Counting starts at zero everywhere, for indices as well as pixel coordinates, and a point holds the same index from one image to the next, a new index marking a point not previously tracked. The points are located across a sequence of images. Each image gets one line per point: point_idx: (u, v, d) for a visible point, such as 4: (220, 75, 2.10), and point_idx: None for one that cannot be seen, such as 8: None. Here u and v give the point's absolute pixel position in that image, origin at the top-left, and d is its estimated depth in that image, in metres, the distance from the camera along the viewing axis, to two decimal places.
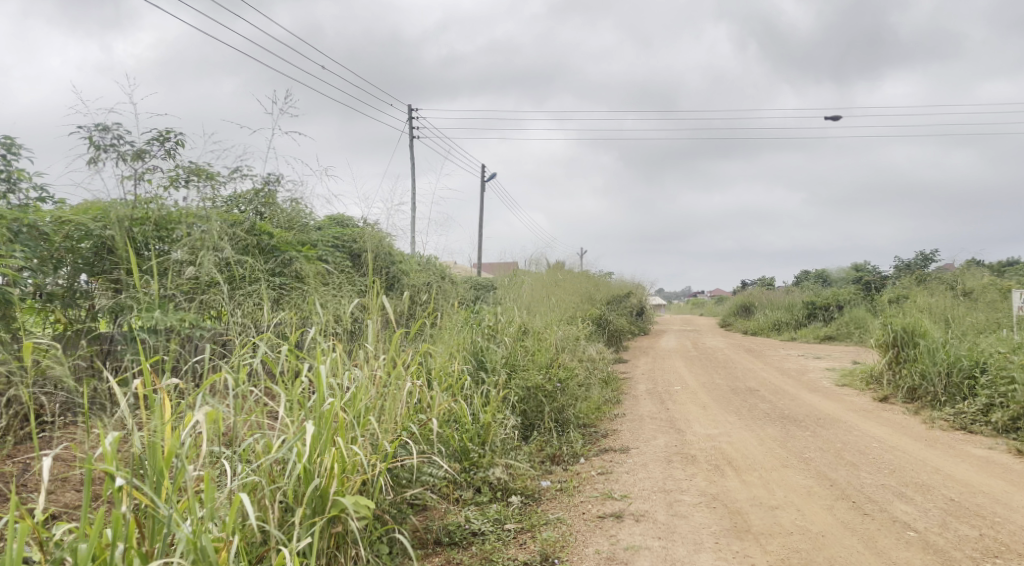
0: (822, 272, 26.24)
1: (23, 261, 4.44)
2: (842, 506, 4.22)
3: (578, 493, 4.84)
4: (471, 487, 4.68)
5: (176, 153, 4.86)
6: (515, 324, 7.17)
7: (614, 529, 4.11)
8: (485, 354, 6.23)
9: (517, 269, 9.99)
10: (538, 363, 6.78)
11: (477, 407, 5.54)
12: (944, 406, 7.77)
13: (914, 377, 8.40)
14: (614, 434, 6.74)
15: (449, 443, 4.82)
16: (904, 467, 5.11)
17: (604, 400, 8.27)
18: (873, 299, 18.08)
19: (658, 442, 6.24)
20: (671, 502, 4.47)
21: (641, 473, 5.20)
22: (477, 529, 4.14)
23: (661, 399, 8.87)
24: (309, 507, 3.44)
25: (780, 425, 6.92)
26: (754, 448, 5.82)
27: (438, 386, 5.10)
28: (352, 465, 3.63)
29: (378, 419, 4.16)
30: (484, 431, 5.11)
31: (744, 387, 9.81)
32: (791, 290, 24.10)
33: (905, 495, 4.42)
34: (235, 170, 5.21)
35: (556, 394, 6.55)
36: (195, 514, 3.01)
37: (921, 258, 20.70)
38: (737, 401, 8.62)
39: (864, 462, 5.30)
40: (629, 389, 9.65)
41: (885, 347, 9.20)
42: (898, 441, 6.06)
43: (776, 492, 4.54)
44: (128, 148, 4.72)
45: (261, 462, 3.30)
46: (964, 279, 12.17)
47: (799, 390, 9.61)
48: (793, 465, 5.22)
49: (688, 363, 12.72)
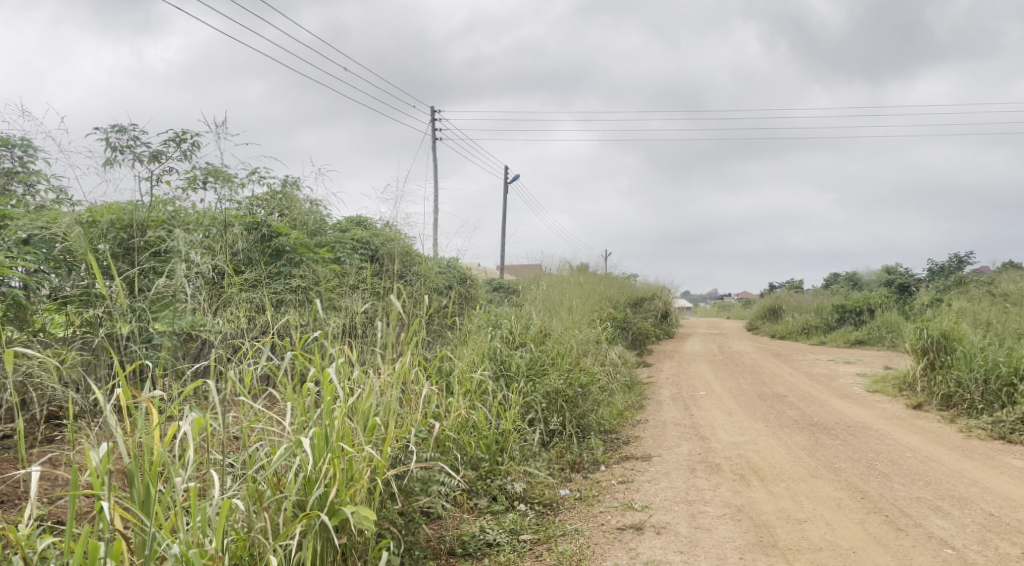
0: (852, 275, 25.74)
1: (34, 262, 4.43)
2: (875, 520, 4.03)
3: (598, 503, 4.70)
4: (487, 495, 4.56)
5: (193, 154, 4.81)
6: (536, 328, 7.04)
7: (634, 542, 3.97)
8: (507, 360, 6.09)
9: (540, 271, 9.86)
10: (559, 367, 6.64)
11: (496, 413, 5.42)
12: (981, 414, 7.48)
13: (949, 384, 8.11)
14: (636, 440, 6.58)
15: (465, 450, 4.71)
16: (940, 479, 4.88)
17: (627, 406, 8.10)
18: (906, 302, 17.63)
19: (682, 450, 6.06)
20: (693, 513, 4.31)
21: (664, 482, 5.04)
22: (492, 539, 4.02)
23: (685, 404, 8.68)
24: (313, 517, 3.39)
25: (809, 433, 6.70)
26: (782, 457, 5.62)
27: (456, 393, 5.01)
28: (360, 475, 3.55)
29: (390, 425, 4.07)
30: (502, 438, 5.00)
31: (771, 393, 9.57)
32: (821, 293, 23.64)
33: (942, 509, 4.21)
34: (252, 172, 5.15)
35: (577, 399, 6.41)
36: (184, 529, 2.98)
37: (955, 261, 20.17)
38: (763, 407, 8.40)
39: (897, 473, 5.08)
40: (652, 395, 9.47)
41: (919, 353, 8.91)
42: (933, 452, 5.82)
43: (804, 504, 4.36)
44: (145, 150, 4.69)
45: (260, 471, 3.29)
46: (1003, 282, 11.76)
47: (829, 396, 9.35)
48: (822, 475, 5.03)
49: (713, 367, 12.48)
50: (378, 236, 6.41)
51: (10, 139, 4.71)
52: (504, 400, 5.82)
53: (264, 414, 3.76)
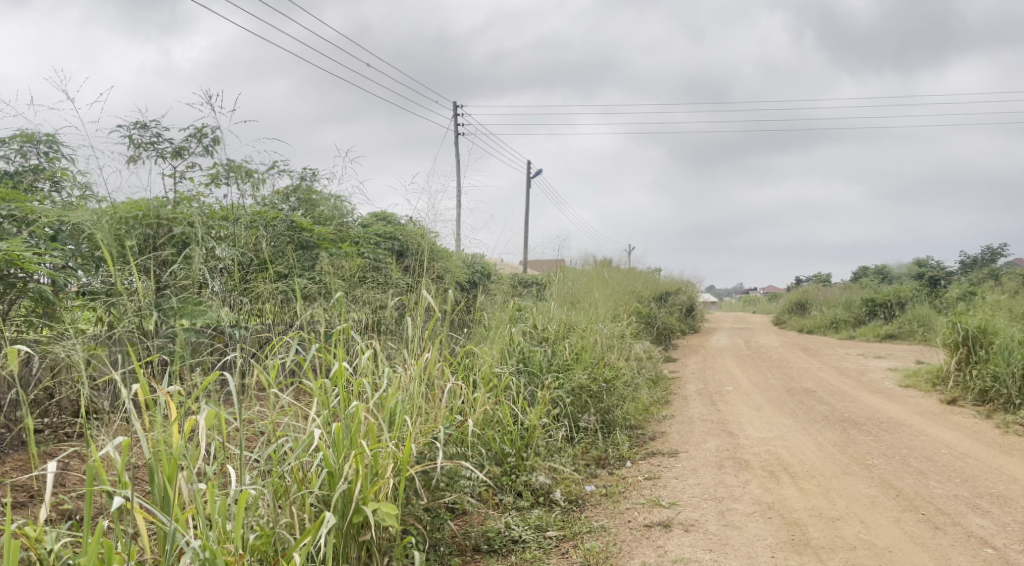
0: (882, 268, 25.28)
1: (61, 259, 4.47)
2: (911, 518, 3.91)
3: (624, 500, 4.63)
4: (512, 491, 4.51)
5: (214, 149, 4.81)
6: (560, 323, 6.97)
7: (662, 540, 3.90)
8: (530, 355, 6.03)
9: (563, 266, 9.78)
10: (583, 362, 6.58)
11: (520, 409, 5.36)
12: (1019, 409, 7.28)
13: (985, 379, 7.90)
14: (662, 436, 6.49)
15: (490, 445, 4.67)
16: (978, 476, 4.74)
17: (652, 401, 8.01)
18: (938, 296, 17.27)
19: (709, 446, 5.97)
20: (722, 511, 4.23)
21: (691, 479, 4.96)
22: (518, 536, 3.97)
23: (712, 399, 8.56)
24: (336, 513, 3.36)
25: (840, 428, 6.56)
26: (812, 453, 5.51)
27: (480, 387, 4.96)
28: (386, 469, 3.52)
29: (414, 420, 4.04)
30: (527, 433, 4.95)
31: (800, 388, 9.41)
32: (849, 287, 23.26)
33: (981, 507, 4.08)
34: (274, 166, 5.15)
35: (602, 394, 6.34)
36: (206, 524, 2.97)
37: (989, 253, 19.72)
38: (792, 402, 8.26)
39: (933, 469, 4.95)
40: (678, 390, 9.37)
41: (953, 347, 8.70)
42: (970, 448, 5.66)
43: (837, 502, 4.26)
44: (167, 146, 4.70)
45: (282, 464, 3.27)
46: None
47: (859, 391, 9.17)
48: (854, 472, 4.91)
49: (740, 362, 12.32)
50: (401, 231, 6.37)
51: (35, 136, 4.76)
52: (528, 395, 5.76)
53: (287, 409, 3.74)
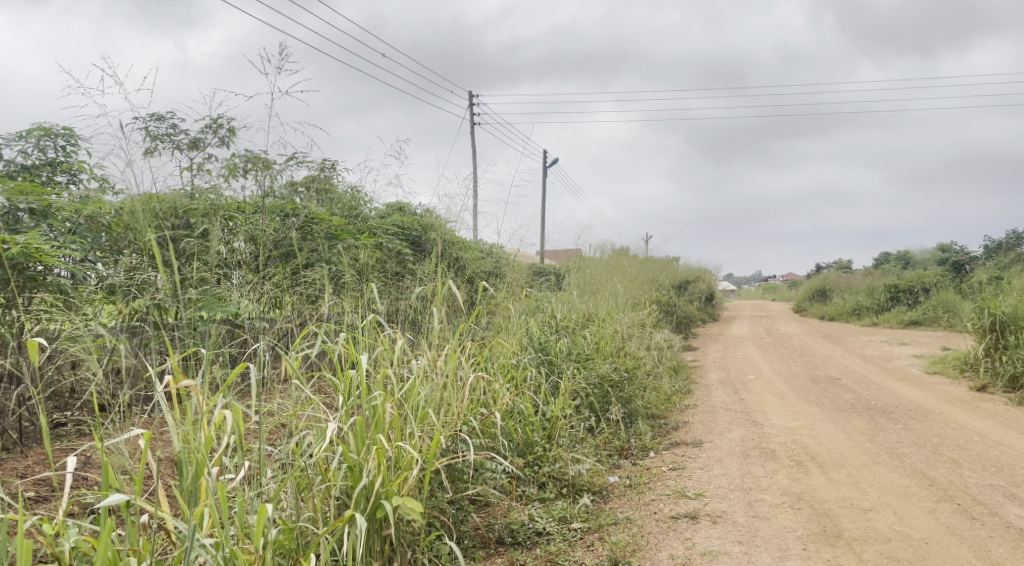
0: (904, 253, 24.91)
1: (80, 253, 4.46)
2: (946, 509, 3.81)
3: (649, 491, 4.56)
4: (535, 482, 4.46)
5: (231, 140, 4.78)
6: (580, 313, 6.90)
7: (690, 532, 3.82)
8: (549, 345, 5.96)
9: (582, 255, 9.69)
10: (604, 352, 6.50)
11: (542, 400, 5.31)
12: None
13: (1016, 364, 7.72)
14: (685, 426, 6.40)
15: (512, 436, 4.62)
16: (1014, 465, 4.61)
17: (674, 391, 7.92)
18: (963, 281, 16.98)
19: (733, 436, 5.88)
20: (750, 502, 4.14)
21: (717, 469, 4.88)
22: (541, 528, 3.91)
23: (735, 388, 8.45)
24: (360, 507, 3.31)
25: (867, 417, 6.44)
26: (840, 442, 5.40)
27: (501, 378, 4.90)
28: (409, 462, 3.47)
29: (437, 412, 3.99)
30: (549, 424, 4.89)
31: (824, 376, 9.27)
32: (871, 273, 22.95)
33: (1019, 496, 3.97)
34: (292, 157, 5.11)
35: (624, 384, 6.26)
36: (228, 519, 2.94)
37: (1015, 236, 19.34)
38: (817, 391, 8.12)
39: (966, 458, 4.82)
40: (700, 379, 9.26)
41: (981, 333, 8.52)
42: (1003, 435, 5.53)
43: (868, 492, 4.16)
44: (184, 138, 4.66)
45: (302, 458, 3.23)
46: None
47: (885, 378, 9.02)
48: (885, 461, 4.80)
49: (761, 350, 12.18)
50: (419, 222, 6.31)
51: (53, 129, 4.75)
52: (550, 386, 5.70)
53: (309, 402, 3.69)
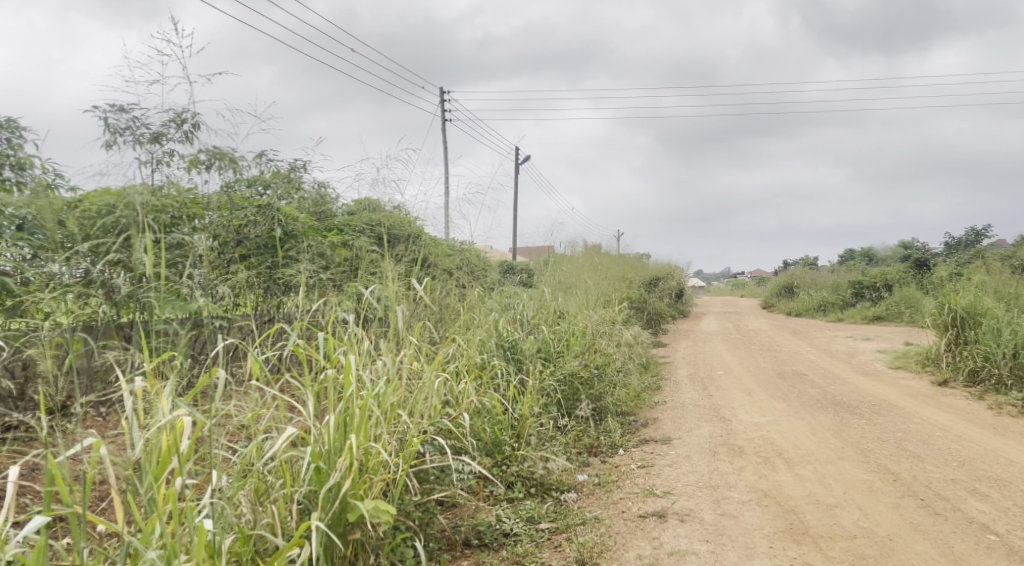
0: (868, 250, 25.35)
1: (29, 250, 4.29)
2: (910, 504, 3.84)
3: (618, 489, 4.54)
4: (503, 482, 4.40)
5: (194, 135, 4.64)
6: (550, 310, 6.87)
7: (657, 531, 3.80)
8: (519, 343, 5.91)
9: (553, 252, 9.67)
10: (574, 349, 6.47)
11: (511, 398, 5.26)
12: (1010, 390, 7.26)
13: (976, 359, 7.88)
14: (654, 423, 6.40)
15: (480, 435, 4.56)
16: (975, 459, 4.68)
17: (643, 387, 7.94)
18: (925, 277, 17.32)
19: (702, 432, 5.89)
20: (718, 499, 4.14)
21: (685, 466, 4.87)
22: (509, 529, 3.87)
23: (703, 384, 8.50)
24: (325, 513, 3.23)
25: (833, 412, 6.50)
26: (806, 438, 5.44)
27: (470, 378, 4.83)
28: (376, 466, 3.41)
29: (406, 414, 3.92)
30: (518, 423, 4.84)
31: (791, 371, 9.36)
32: (836, 269, 23.32)
33: (980, 491, 4.02)
34: (260, 154, 4.99)
35: (593, 381, 6.25)
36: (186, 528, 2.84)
37: (974, 234, 19.79)
38: (784, 386, 8.20)
39: (929, 453, 4.88)
40: (669, 375, 9.30)
41: (943, 328, 8.67)
42: (963, 430, 5.62)
43: (834, 488, 4.18)
44: (145, 131, 4.52)
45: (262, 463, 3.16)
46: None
47: (850, 374, 9.14)
48: (850, 457, 4.84)
49: (730, 346, 12.28)
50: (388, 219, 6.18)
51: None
52: (519, 384, 5.65)
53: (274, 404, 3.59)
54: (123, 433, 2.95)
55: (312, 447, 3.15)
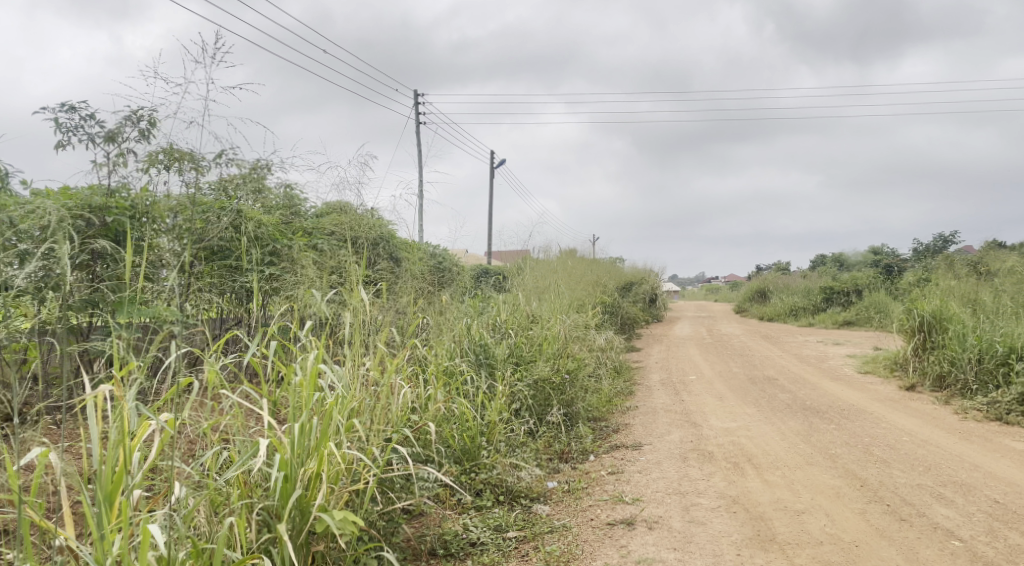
0: (839, 256, 25.71)
1: None
2: (876, 510, 3.85)
3: (587, 496, 4.50)
4: (472, 490, 4.34)
5: (152, 133, 4.53)
6: (521, 314, 6.83)
7: (625, 539, 3.77)
8: (490, 348, 5.85)
9: (527, 256, 9.62)
10: (545, 353, 6.43)
11: (480, 404, 5.20)
12: (976, 395, 7.35)
13: (942, 364, 7.98)
14: (626, 428, 6.38)
15: (448, 443, 4.50)
16: (940, 464, 4.71)
17: (616, 392, 7.92)
18: (893, 283, 17.59)
19: (673, 438, 5.88)
20: (687, 506, 4.13)
21: (655, 473, 4.86)
22: (476, 539, 3.81)
23: (676, 389, 8.50)
24: (289, 525, 3.16)
25: (802, 417, 6.54)
26: (776, 443, 5.45)
27: (438, 384, 4.76)
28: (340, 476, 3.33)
29: (370, 422, 3.84)
30: (487, 429, 4.78)
31: (762, 376, 9.41)
32: (807, 274, 23.58)
33: (945, 497, 4.04)
34: (222, 154, 4.89)
35: (565, 386, 6.22)
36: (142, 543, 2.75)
37: (941, 240, 20.14)
38: (755, 391, 8.24)
39: (896, 458, 4.91)
40: (642, 380, 9.30)
41: (910, 333, 8.78)
42: (930, 434, 5.67)
43: (801, 494, 4.18)
44: (101, 130, 4.41)
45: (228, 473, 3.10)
46: (992, 261, 11.66)
47: (820, 378, 9.21)
48: (818, 462, 4.85)
49: (702, 350, 12.33)
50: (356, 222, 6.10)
51: None
52: (489, 390, 5.58)
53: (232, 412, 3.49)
54: (84, 443, 2.84)
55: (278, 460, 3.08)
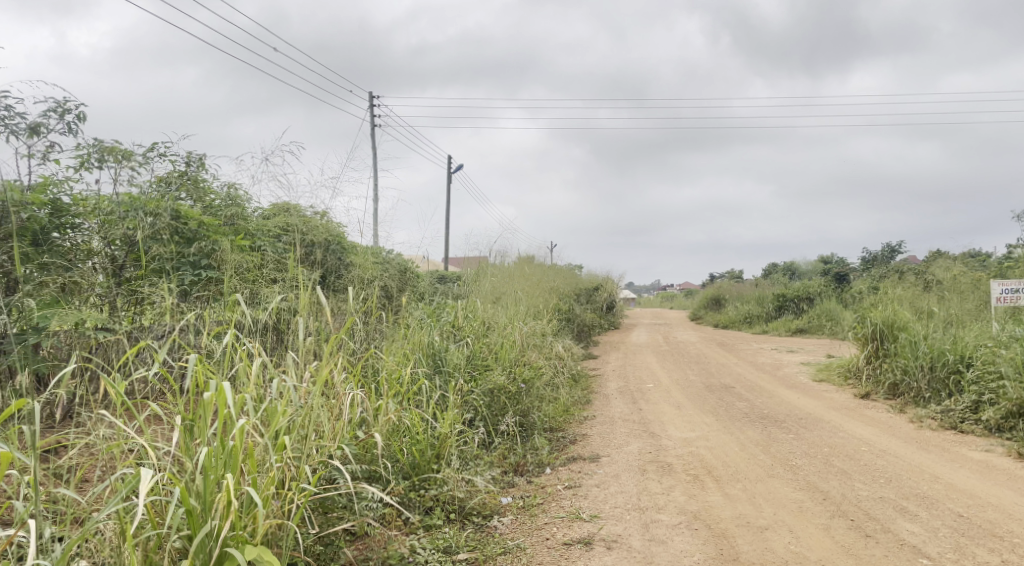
0: (790, 264, 26.12)
1: None
2: (840, 526, 3.73)
3: (543, 513, 4.28)
4: (421, 508, 4.08)
5: (79, 127, 4.21)
6: (478, 320, 6.60)
7: (582, 560, 3.57)
8: (445, 354, 5.58)
9: (484, 262, 9.38)
10: (502, 361, 6.23)
11: (433, 415, 4.94)
12: (929, 403, 7.37)
13: (896, 372, 8.01)
14: (583, 439, 6.19)
15: (396, 457, 4.24)
16: (901, 476, 4.63)
17: (573, 401, 7.74)
18: (845, 291, 17.90)
19: (631, 449, 5.71)
20: (646, 523, 3.95)
21: (613, 487, 4.67)
22: (423, 562, 3.55)
23: (633, 398, 8.35)
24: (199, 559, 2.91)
25: (760, 426, 6.45)
26: (735, 454, 5.33)
27: (387, 394, 4.49)
28: (268, 501, 3.09)
29: (309, 439, 3.56)
30: (439, 442, 4.51)
31: (719, 384, 9.33)
32: (760, 282, 23.89)
33: (909, 510, 3.94)
34: (154, 147, 4.61)
35: (520, 395, 6.02)
36: None
37: (889, 250, 20.59)
38: (712, 399, 8.14)
39: (857, 469, 4.82)
40: (599, 388, 9.14)
41: (863, 342, 8.80)
42: (887, 444, 5.62)
43: (764, 508, 4.05)
44: (21, 122, 4.06)
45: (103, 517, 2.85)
46: (938, 269, 11.87)
47: (776, 386, 9.18)
48: (779, 474, 4.73)
49: (660, 358, 12.24)
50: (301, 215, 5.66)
51: None
52: (442, 401, 5.33)
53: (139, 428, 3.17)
54: None
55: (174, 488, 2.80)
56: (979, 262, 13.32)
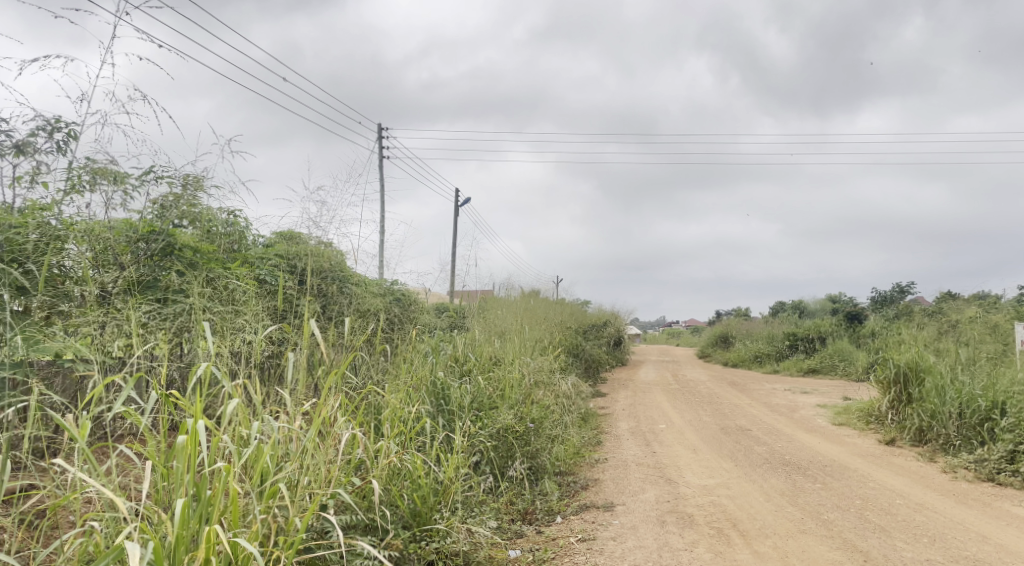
0: (799, 302, 25.75)
1: None
2: None
3: None
4: (422, 562, 3.72)
5: (69, 147, 3.98)
6: (483, 355, 6.27)
7: None
8: (448, 392, 5.22)
9: (488, 295, 9.04)
10: (509, 400, 5.85)
11: (435, 458, 4.57)
12: (959, 452, 6.97)
13: (922, 418, 7.60)
14: (596, 485, 5.80)
15: (395, 504, 3.85)
16: (944, 534, 4.26)
17: (582, 443, 7.34)
18: (857, 331, 17.50)
19: (647, 497, 5.32)
20: None
21: (630, 541, 4.30)
22: None
23: (646, 440, 7.94)
24: None
25: (784, 474, 6.06)
26: (761, 505, 4.95)
27: (387, 435, 4.14)
28: (250, 558, 2.75)
29: (296, 487, 3.19)
30: (442, 487, 4.16)
31: (734, 426, 8.93)
32: (769, 320, 23.50)
33: None
34: (148, 170, 4.36)
35: (529, 436, 5.63)
36: None
37: (898, 289, 20.22)
38: (729, 443, 7.75)
39: (895, 525, 4.45)
40: (609, 429, 8.74)
41: (885, 385, 8.41)
42: (922, 497, 5.23)
43: None
44: (8, 140, 3.82)
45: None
46: (955, 310, 11.51)
47: (794, 429, 8.77)
48: (812, 530, 4.36)
49: (670, 397, 11.83)
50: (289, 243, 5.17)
51: None
52: (446, 442, 4.98)
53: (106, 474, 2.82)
54: None
55: (149, 552, 2.45)
56: (995, 303, 12.97)
